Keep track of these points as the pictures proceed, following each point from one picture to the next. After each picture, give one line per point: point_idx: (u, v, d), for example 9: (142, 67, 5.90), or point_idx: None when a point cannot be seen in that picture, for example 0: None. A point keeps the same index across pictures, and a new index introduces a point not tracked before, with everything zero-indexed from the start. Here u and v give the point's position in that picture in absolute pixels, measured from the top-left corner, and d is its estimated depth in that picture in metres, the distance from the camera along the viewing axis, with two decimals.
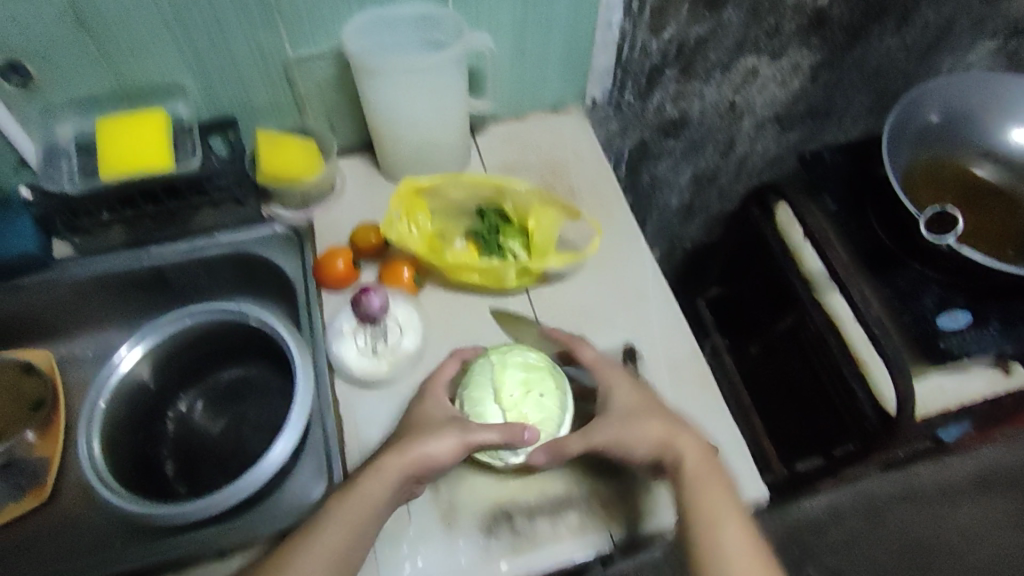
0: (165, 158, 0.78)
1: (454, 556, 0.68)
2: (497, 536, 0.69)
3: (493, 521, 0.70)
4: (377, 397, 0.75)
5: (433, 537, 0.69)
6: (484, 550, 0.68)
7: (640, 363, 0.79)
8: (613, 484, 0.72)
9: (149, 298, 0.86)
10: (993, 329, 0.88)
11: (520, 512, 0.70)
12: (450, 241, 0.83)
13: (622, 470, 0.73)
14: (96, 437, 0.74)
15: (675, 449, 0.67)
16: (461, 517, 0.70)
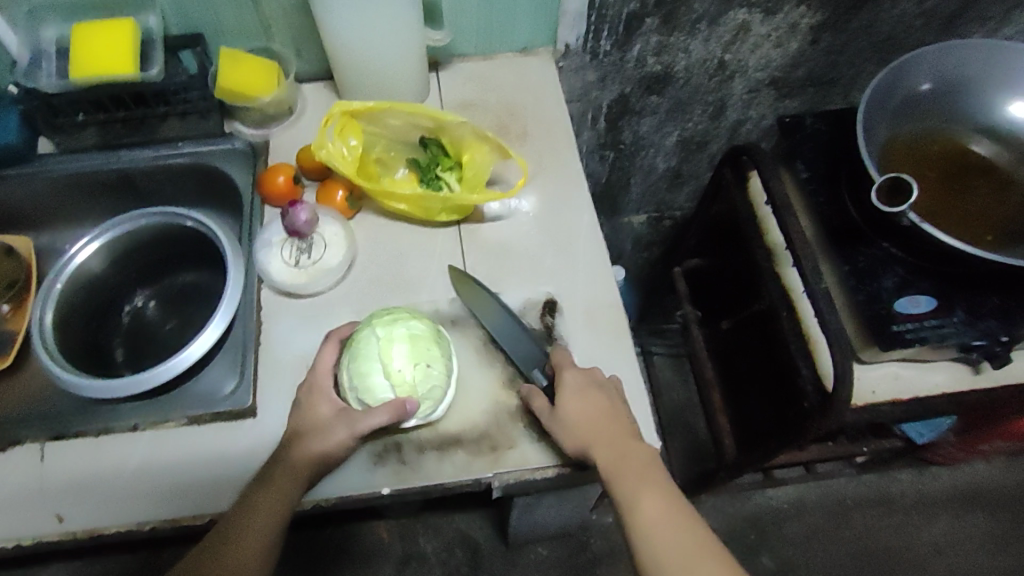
0: (129, 65, 0.82)
1: (341, 476, 0.69)
2: (384, 463, 0.70)
3: (383, 449, 0.71)
4: (296, 316, 0.79)
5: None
6: (369, 473, 0.70)
7: (558, 317, 0.78)
8: (506, 425, 0.72)
9: (120, 197, 0.93)
10: (955, 318, 0.81)
11: (409, 445, 0.71)
12: (391, 169, 0.84)
13: (518, 413, 0.72)
14: (48, 308, 0.82)
15: (586, 433, 0.67)
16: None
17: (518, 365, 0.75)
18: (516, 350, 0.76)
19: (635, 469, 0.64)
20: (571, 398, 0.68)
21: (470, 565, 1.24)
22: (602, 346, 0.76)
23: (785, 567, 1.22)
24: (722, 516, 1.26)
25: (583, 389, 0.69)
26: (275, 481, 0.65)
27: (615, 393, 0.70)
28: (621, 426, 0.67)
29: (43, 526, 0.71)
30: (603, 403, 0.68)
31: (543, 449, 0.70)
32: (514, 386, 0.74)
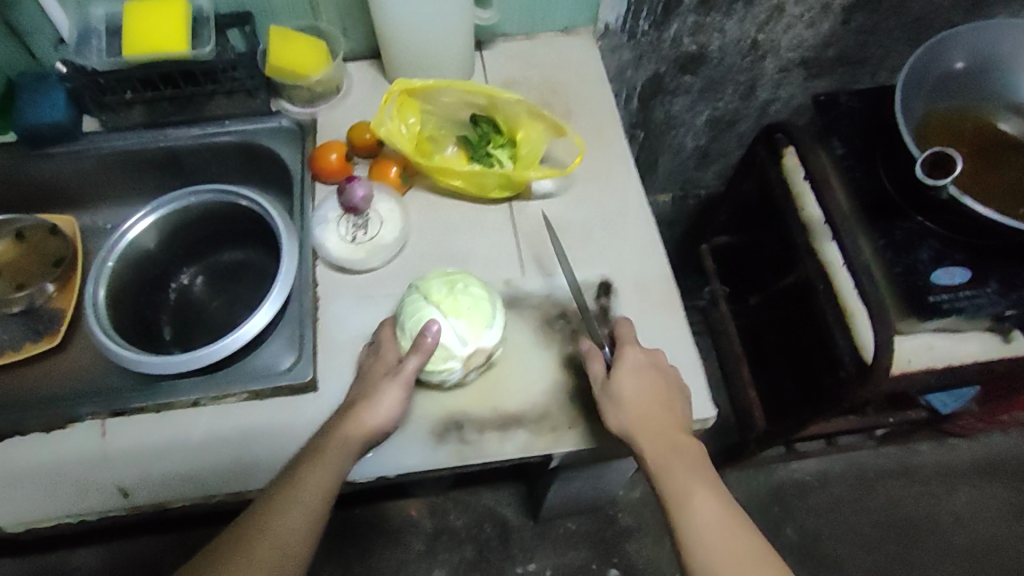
0: (182, 43, 0.83)
1: (404, 454, 0.71)
2: (446, 442, 0.72)
3: (444, 428, 0.72)
4: (349, 295, 0.79)
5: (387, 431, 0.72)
6: (432, 453, 0.71)
7: (613, 298, 0.79)
8: (564, 406, 0.73)
9: (164, 176, 0.93)
10: (990, 288, 0.83)
11: (470, 424, 0.72)
12: (441, 146, 0.86)
13: (576, 394, 0.74)
14: (102, 286, 0.81)
15: (641, 411, 0.67)
16: (415, 420, 0.72)
17: (576, 346, 0.76)
18: (573, 333, 0.77)
19: (685, 466, 0.65)
20: (626, 376, 0.68)
21: (501, 539, 1.26)
22: (654, 321, 0.78)
23: (809, 537, 1.26)
24: (746, 490, 1.30)
25: (639, 368, 0.69)
26: (322, 455, 0.63)
27: (671, 378, 0.70)
28: (673, 416, 0.68)
29: (106, 499, 0.70)
30: (659, 385, 0.68)
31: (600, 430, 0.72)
32: (572, 368, 0.75)
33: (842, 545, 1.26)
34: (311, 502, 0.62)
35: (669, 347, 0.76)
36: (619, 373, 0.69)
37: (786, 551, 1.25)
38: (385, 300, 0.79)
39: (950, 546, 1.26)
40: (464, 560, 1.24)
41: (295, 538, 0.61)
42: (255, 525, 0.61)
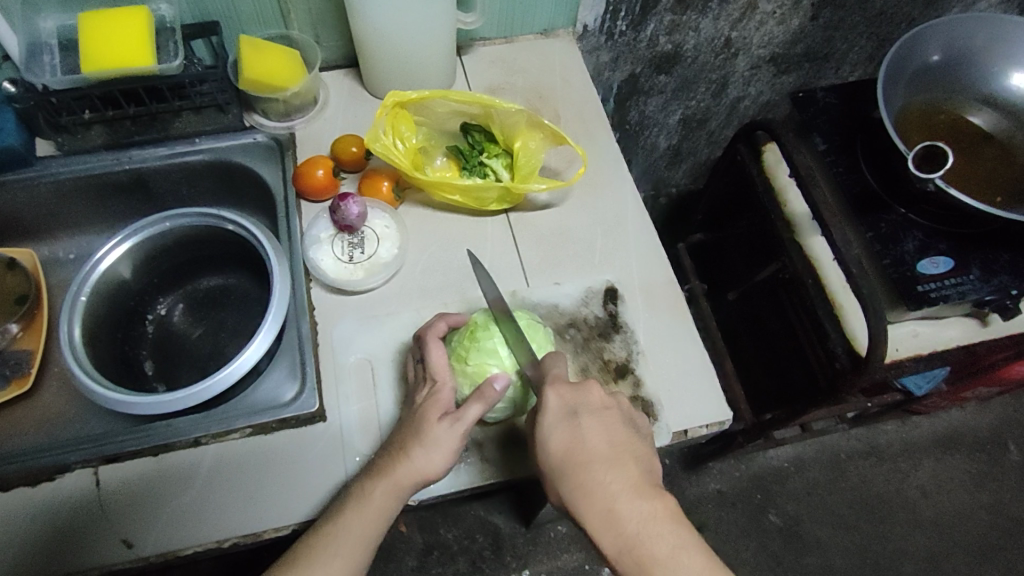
0: (148, 57, 0.77)
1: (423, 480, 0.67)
2: (465, 462, 0.68)
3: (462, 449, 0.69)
4: (351, 319, 0.75)
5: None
6: (452, 475, 0.67)
7: (621, 304, 0.77)
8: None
9: (130, 200, 0.87)
10: (972, 275, 0.85)
11: (488, 442, 0.69)
12: (431, 158, 0.83)
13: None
14: (78, 322, 0.75)
15: (574, 479, 0.58)
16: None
17: (589, 355, 0.73)
18: (586, 341, 0.74)
19: (656, 547, 0.54)
20: (552, 430, 0.60)
21: (492, 550, 1.24)
22: (664, 324, 0.76)
23: (791, 522, 1.30)
24: (729, 480, 1.32)
25: (570, 415, 0.60)
26: (369, 501, 0.60)
27: (615, 423, 0.61)
28: (624, 480, 0.57)
29: (108, 554, 0.64)
30: (599, 443, 0.59)
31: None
32: (588, 377, 0.72)
33: (822, 526, 1.29)
34: (346, 559, 0.60)
35: (681, 355, 0.74)
36: (547, 434, 0.60)
37: (771, 536, 1.28)
38: (393, 321, 0.75)
39: (919, 519, 1.31)
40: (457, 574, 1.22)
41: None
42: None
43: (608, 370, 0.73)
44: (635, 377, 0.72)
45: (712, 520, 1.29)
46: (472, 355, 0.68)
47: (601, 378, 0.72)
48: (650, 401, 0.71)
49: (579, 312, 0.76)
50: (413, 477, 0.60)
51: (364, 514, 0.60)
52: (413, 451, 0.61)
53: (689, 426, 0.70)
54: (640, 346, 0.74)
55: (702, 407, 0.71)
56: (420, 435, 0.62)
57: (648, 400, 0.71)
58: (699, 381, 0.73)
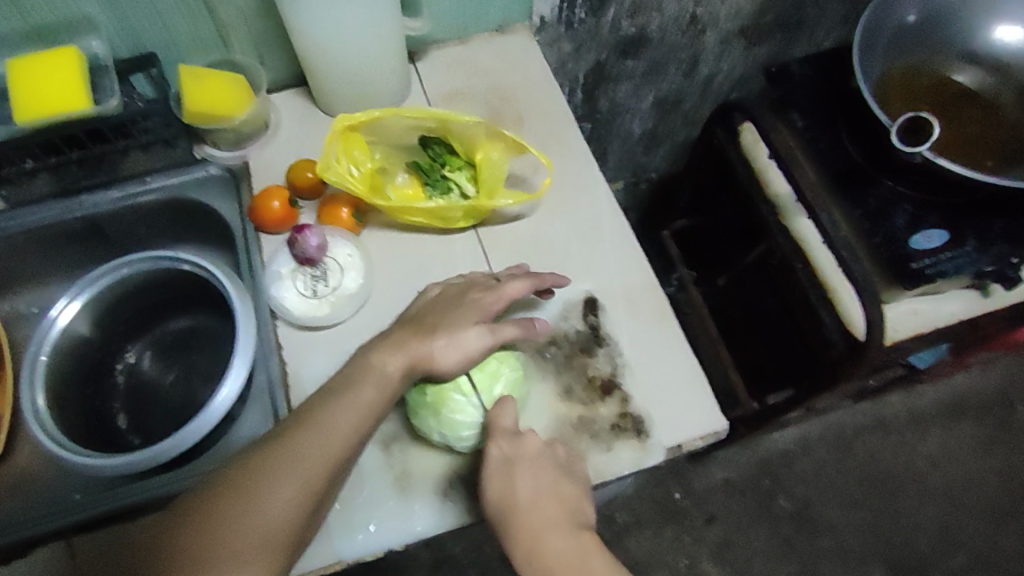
0: (81, 100, 0.73)
1: (410, 521, 0.65)
2: (452, 497, 0.66)
3: (448, 484, 0.66)
4: (322, 359, 0.72)
5: (385, 499, 0.66)
6: (439, 515, 0.65)
7: (602, 315, 0.74)
8: (572, 438, 0.68)
9: (87, 248, 0.84)
10: (967, 247, 0.82)
11: (473, 476, 0.67)
12: (391, 175, 0.79)
13: (583, 424, 0.68)
14: (40, 391, 0.73)
15: (507, 523, 0.60)
16: (413, 481, 0.67)
17: (573, 374, 0.71)
18: (568, 359, 0.71)
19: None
20: (493, 478, 0.61)
21: (501, 556, 1.22)
22: (649, 333, 0.73)
23: (801, 505, 1.27)
24: (736, 467, 1.29)
25: (509, 465, 0.62)
26: (322, 427, 0.60)
27: (547, 468, 0.62)
28: (552, 516, 0.60)
29: None
30: (532, 488, 0.60)
31: (618, 455, 0.67)
32: (573, 398, 0.70)
33: (833, 508, 1.27)
34: (290, 504, 0.58)
35: (669, 362, 0.71)
36: (485, 480, 0.61)
37: (782, 520, 1.26)
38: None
39: (930, 489, 1.29)
40: None
41: (255, 553, 0.56)
42: (236, 508, 0.57)
43: (593, 387, 0.70)
44: (623, 393, 0.70)
45: (722, 509, 1.27)
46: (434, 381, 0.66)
47: (586, 398, 0.69)
48: (640, 416, 0.69)
49: (560, 328, 0.73)
50: (361, 411, 0.62)
51: (315, 453, 0.59)
52: (395, 353, 0.64)
53: (683, 441, 0.68)
54: (625, 358, 0.71)
55: (694, 415, 0.69)
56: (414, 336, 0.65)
57: (639, 417, 0.68)
58: (690, 390, 0.70)
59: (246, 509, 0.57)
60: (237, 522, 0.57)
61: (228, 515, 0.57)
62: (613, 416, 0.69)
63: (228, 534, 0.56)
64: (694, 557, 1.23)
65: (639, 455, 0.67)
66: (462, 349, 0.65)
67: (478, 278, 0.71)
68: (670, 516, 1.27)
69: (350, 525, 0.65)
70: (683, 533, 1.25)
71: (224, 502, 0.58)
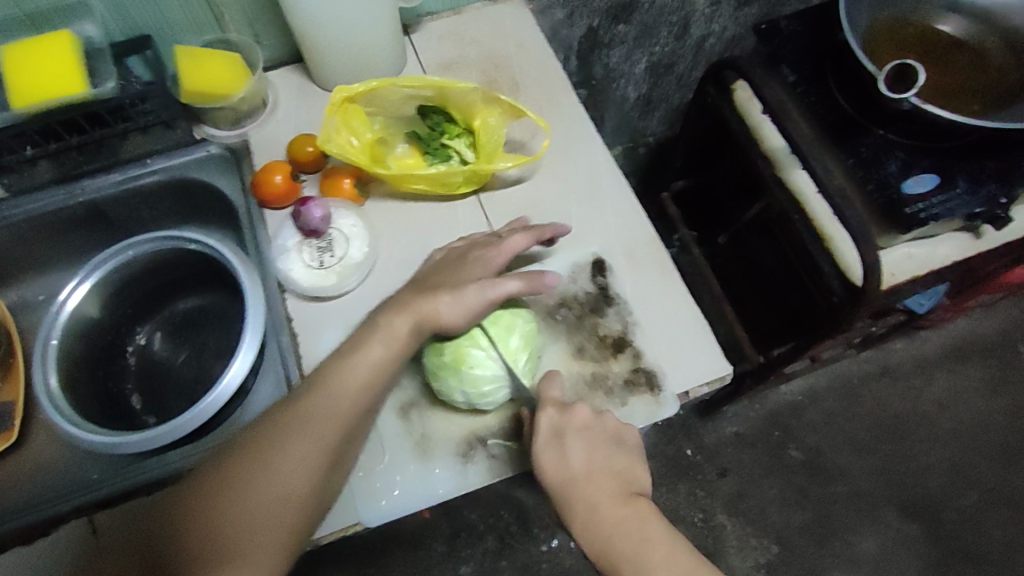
0: (79, 84, 0.74)
1: (432, 484, 0.66)
2: (473, 459, 0.67)
3: (468, 446, 0.68)
4: (333, 329, 0.72)
5: (406, 463, 0.67)
6: (460, 476, 0.66)
7: (610, 275, 0.74)
8: (587, 395, 0.69)
9: (93, 233, 0.84)
10: (960, 189, 0.83)
11: (492, 437, 0.68)
12: (391, 146, 0.80)
13: (597, 381, 0.69)
14: (53, 372, 0.74)
15: (564, 493, 0.61)
16: (434, 445, 0.68)
17: (585, 334, 0.72)
18: (579, 319, 0.72)
19: (625, 548, 0.59)
20: (545, 450, 0.62)
21: (519, 523, 1.24)
22: (653, 288, 0.74)
23: (812, 453, 1.29)
24: (747, 421, 1.31)
25: (558, 436, 0.62)
26: (329, 389, 0.61)
27: (598, 438, 0.63)
28: (607, 487, 0.61)
29: None
30: (584, 458, 0.61)
31: (633, 409, 0.68)
32: (586, 356, 0.71)
33: (844, 454, 1.29)
34: (301, 465, 0.59)
35: (677, 315, 0.72)
36: (538, 454, 0.62)
37: (794, 470, 1.28)
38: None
39: (938, 431, 1.30)
40: (487, 552, 1.23)
41: (272, 512, 0.58)
42: (249, 471, 0.59)
43: (604, 344, 0.71)
44: (634, 349, 0.71)
45: (734, 462, 1.28)
46: (451, 341, 0.67)
47: (599, 355, 0.71)
48: (652, 369, 0.70)
49: (569, 290, 0.74)
50: (370, 371, 0.62)
51: (324, 414, 0.60)
52: (399, 314, 0.64)
53: (690, 388, 0.69)
54: (634, 315, 0.72)
55: (702, 363, 0.70)
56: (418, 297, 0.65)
57: (650, 370, 0.70)
58: (696, 340, 0.71)
59: (260, 471, 0.59)
60: (252, 485, 0.58)
61: (242, 479, 0.58)
62: (626, 372, 0.70)
63: (244, 497, 0.58)
64: (708, 510, 1.25)
65: (653, 407, 0.68)
66: (467, 304, 0.64)
67: (478, 241, 0.71)
68: (683, 472, 1.28)
69: (374, 490, 0.65)
70: (696, 488, 1.27)
71: (237, 466, 0.59)
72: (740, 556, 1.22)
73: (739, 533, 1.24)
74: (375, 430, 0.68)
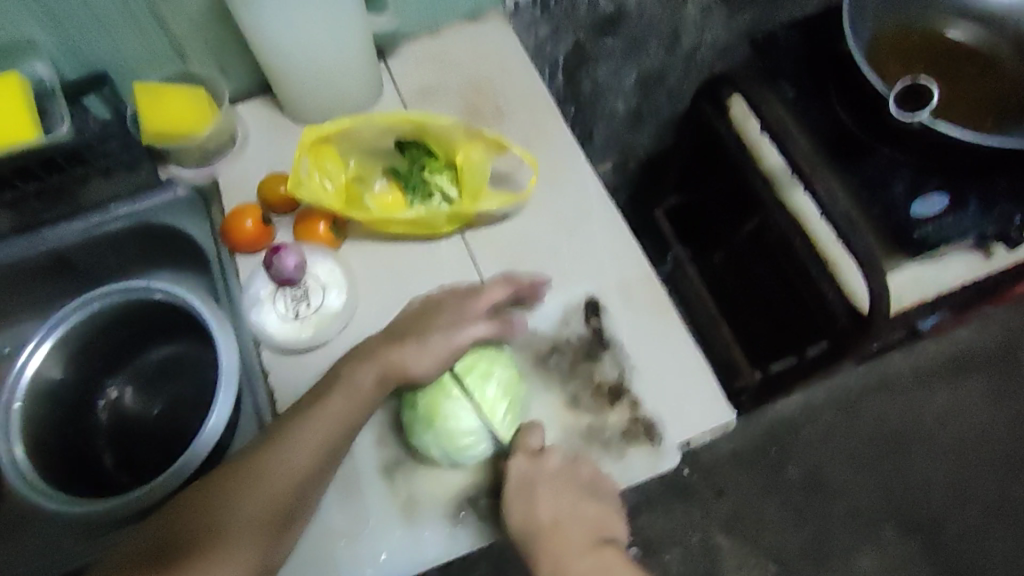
0: (30, 129, 0.69)
1: (421, 550, 0.62)
2: (464, 520, 0.63)
3: (458, 509, 0.63)
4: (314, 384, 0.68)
5: (392, 525, 0.63)
6: (451, 540, 0.62)
7: (605, 316, 0.70)
8: (584, 449, 0.65)
9: (54, 281, 0.80)
10: (970, 209, 0.79)
11: (483, 496, 0.64)
12: (368, 184, 0.75)
13: (593, 434, 0.66)
14: (15, 440, 0.69)
15: (535, 543, 0.58)
16: (421, 506, 0.63)
17: (579, 382, 0.68)
18: (572, 366, 0.68)
19: None
20: (517, 500, 0.60)
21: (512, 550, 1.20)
22: (648, 327, 0.69)
23: (812, 470, 1.25)
24: (744, 437, 1.27)
25: (529, 486, 0.60)
26: (296, 433, 0.58)
27: (570, 488, 0.60)
28: (579, 537, 0.58)
29: None
30: (557, 508, 0.59)
31: (632, 463, 0.65)
32: (581, 407, 0.67)
33: (843, 469, 1.25)
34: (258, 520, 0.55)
35: (676, 357, 0.68)
36: (507, 505, 0.60)
37: (793, 489, 1.24)
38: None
39: (940, 443, 1.27)
40: None
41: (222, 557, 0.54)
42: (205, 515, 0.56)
43: (601, 394, 0.67)
44: (632, 397, 0.67)
45: (731, 482, 1.25)
46: (424, 394, 0.64)
47: (594, 406, 0.67)
48: (651, 419, 0.66)
49: (561, 334, 0.70)
50: (338, 418, 0.59)
51: (288, 459, 0.57)
52: (365, 363, 0.61)
53: (692, 436, 0.66)
54: (631, 360, 0.68)
55: (705, 409, 0.66)
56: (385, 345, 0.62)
57: (650, 419, 0.66)
58: (696, 384, 0.67)
59: (213, 522, 0.55)
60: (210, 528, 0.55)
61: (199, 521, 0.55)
62: (623, 422, 0.66)
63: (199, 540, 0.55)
64: (706, 531, 1.22)
65: (654, 459, 0.65)
66: (442, 356, 0.62)
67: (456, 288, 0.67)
68: (680, 493, 1.24)
69: (359, 555, 0.62)
70: (693, 506, 1.23)
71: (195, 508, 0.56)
72: None
73: (738, 553, 1.21)
74: (358, 493, 0.64)
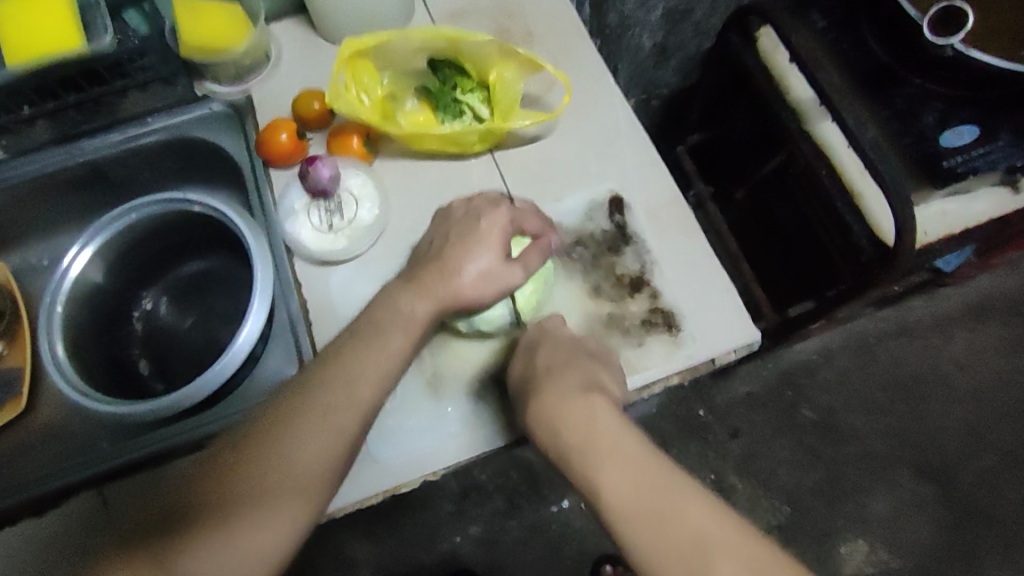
0: (74, 39, 0.70)
1: (444, 433, 0.65)
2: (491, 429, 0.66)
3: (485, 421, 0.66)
4: (357, 297, 0.71)
5: (419, 403, 0.66)
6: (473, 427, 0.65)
7: (627, 213, 0.72)
8: (604, 334, 0.68)
9: (87, 195, 0.81)
10: (1002, 140, 0.78)
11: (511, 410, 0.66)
12: (401, 102, 0.76)
13: (614, 321, 0.68)
14: (59, 339, 0.72)
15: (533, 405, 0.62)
16: (447, 386, 0.67)
17: (601, 274, 0.71)
18: (595, 258, 0.71)
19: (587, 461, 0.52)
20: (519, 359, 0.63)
21: (528, 484, 1.24)
22: (672, 245, 0.71)
23: (825, 414, 1.27)
24: (759, 381, 1.29)
25: (530, 349, 0.63)
26: (383, 342, 0.58)
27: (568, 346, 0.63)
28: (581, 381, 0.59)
29: None
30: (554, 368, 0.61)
31: (651, 350, 0.67)
32: (603, 295, 0.70)
33: (856, 414, 1.27)
34: (334, 450, 0.55)
35: (696, 272, 0.70)
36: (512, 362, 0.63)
37: (806, 431, 1.26)
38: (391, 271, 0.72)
39: (954, 390, 1.28)
40: (496, 512, 1.23)
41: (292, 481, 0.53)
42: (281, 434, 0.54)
43: (622, 286, 0.70)
44: (652, 289, 0.69)
45: (745, 423, 1.28)
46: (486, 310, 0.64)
47: (615, 295, 0.70)
48: (670, 311, 0.68)
49: (585, 228, 0.73)
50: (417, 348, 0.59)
51: (366, 362, 0.57)
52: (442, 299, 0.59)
53: (717, 354, 0.67)
54: (651, 255, 0.71)
55: (729, 327, 0.67)
56: (439, 273, 0.60)
57: (668, 311, 0.68)
58: (718, 295, 0.68)
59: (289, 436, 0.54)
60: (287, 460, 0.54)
61: (277, 449, 0.54)
62: (644, 311, 0.69)
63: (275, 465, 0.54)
64: (719, 470, 1.25)
65: (671, 348, 0.67)
66: (493, 283, 0.59)
67: (486, 198, 0.65)
68: (694, 432, 1.27)
69: (390, 445, 0.65)
70: (708, 449, 1.26)
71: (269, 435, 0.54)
72: (751, 516, 1.22)
73: (750, 493, 1.24)
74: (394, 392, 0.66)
